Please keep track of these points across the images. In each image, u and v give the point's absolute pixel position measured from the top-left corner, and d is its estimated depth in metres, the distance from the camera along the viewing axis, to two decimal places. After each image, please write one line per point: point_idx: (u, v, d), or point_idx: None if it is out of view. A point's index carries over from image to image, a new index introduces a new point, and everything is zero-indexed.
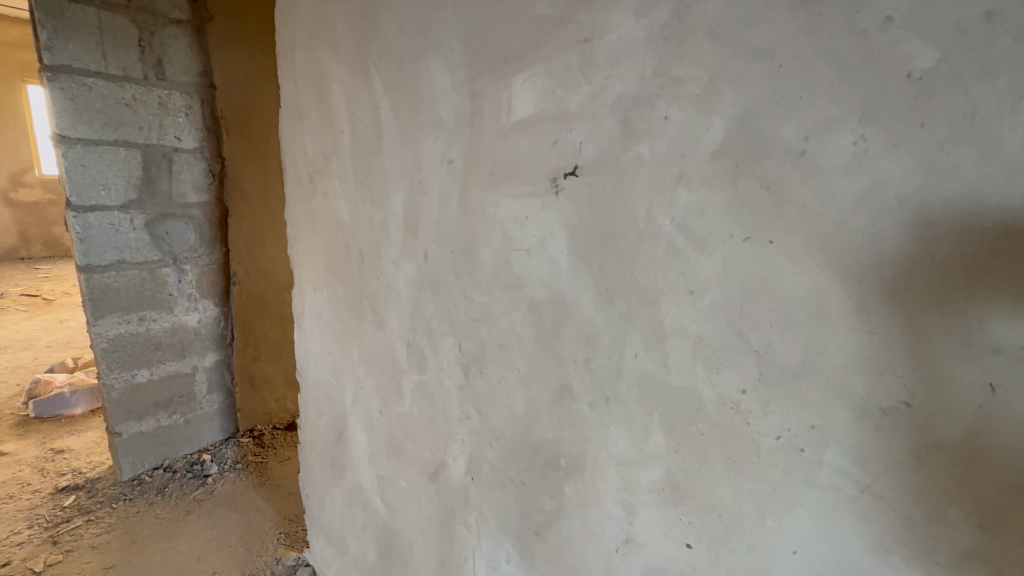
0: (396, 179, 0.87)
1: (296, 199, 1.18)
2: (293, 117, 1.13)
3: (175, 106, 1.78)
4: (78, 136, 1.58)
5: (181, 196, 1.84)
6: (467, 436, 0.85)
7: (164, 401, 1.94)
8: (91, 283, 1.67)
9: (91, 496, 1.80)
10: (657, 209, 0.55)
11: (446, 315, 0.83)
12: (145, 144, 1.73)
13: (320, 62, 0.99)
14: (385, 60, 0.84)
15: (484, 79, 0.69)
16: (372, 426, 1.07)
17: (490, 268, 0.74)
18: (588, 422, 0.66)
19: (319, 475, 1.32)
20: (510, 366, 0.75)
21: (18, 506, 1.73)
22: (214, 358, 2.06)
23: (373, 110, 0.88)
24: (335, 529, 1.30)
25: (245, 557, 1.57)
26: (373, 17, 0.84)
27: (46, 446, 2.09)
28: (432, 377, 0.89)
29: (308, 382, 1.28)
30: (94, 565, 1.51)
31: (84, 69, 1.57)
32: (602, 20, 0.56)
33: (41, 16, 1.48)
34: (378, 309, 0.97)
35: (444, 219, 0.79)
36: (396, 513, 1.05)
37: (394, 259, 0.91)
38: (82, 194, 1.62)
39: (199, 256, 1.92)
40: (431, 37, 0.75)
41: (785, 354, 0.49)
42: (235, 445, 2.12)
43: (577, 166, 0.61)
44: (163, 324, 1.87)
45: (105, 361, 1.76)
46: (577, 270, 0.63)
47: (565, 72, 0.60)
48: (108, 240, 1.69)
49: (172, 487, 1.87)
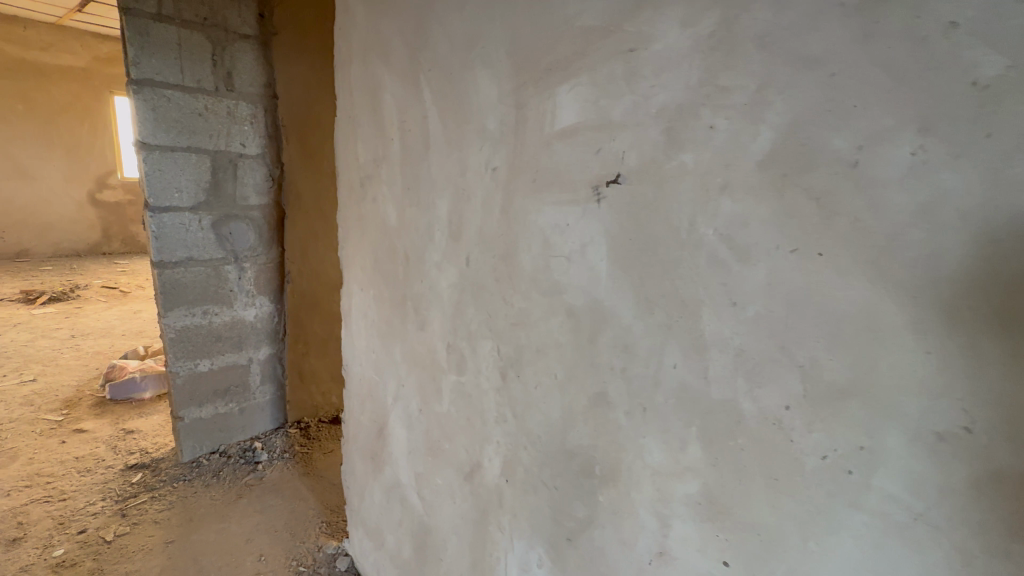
0: (442, 186, 0.90)
1: (348, 204, 1.24)
2: (348, 125, 1.19)
3: (241, 115, 1.90)
4: (157, 143, 1.73)
5: (244, 199, 1.97)
6: (503, 438, 0.86)
7: (222, 390, 2.07)
8: (162, 277, 1.82)
9: (155, 475, 1.94)
10: (699, 219, 0.54)
11: (485, 318, 0.85)
12: (213, 151, 1.86)
13: (374, 74, 1.04)
14: (435, 72, 0.87)
15: (529, 89, 0.71)
16: (412, 423, 1.10)
17: (530, 273, 0.75)
18: (624, 431, 0.66)
19: (360, 469, 1.37)
20: (547, 371, 0.76)
21: (94, 480, 1.90)
22: (268, 352, 2.18)
23: (422, 118, 0.92)
24: (373, 522, 1.35)
25: (290, 542, 1.65)
26: (424, 32, 0.88)
27: (119, 427, 2.29)
28: (470, 379, 0.91)
29: (352, 378, 1.33)
30: (157, 539, 1.63)
31: (163, 82, 1.71)
32: (647, 30, 0.56)
33: (130, 35, 1.63)
34: (421, 309, 1.01)
35: (487, 225, 0.81)
36: (431, 509, 1.08)
37: (437, 262, 0.94)
38: (159, 196, 1.77)
39: (257, 255, 2.05)
40: (479, 49, 0.78)
41: (832, 372, 0.47)
42: (284, 436, 2.24)
43: (620, 174, 0.61)
44: (224, 318, 2.00)
45: (172, 350, 1.90)
46: (617, 278, 0.64)
47: (608, 82, 0.61)
48: (179, 238, 1.83)
49: (226, 471, 2.00)
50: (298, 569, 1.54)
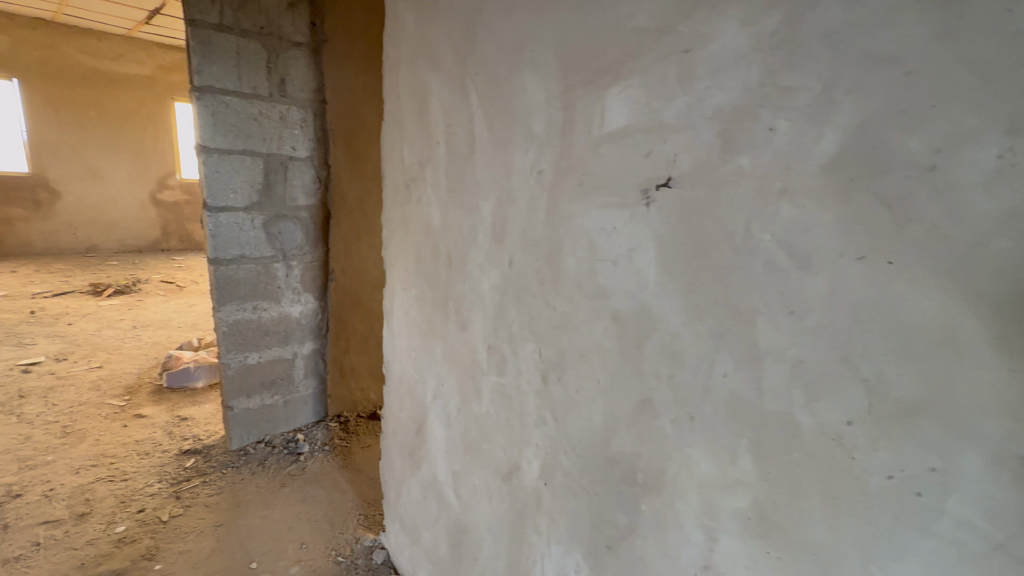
0: (487, 189, 0.91)
1: (392, 205, 1.27)
2: (394, 129, 1.22)
3: (292, 119, 1.99)
4: (215, 147, 1.83)
5: (293, 200, 2.05)
6: (542, 441, 0.86)
7: (268, 382, 2.16)
8: (217, 273, 1.92)
9: (207, 461, 2.05)
10: (756, 224, 0.53)
11: (527, 321, 0.85)
12: (266, 154, 1.95)
13: (421, 79, 1.07)
14: (483, 75, 0.88)
15: (577, 92, 0.71)
16: (450, 422, 1.12)
17: (575, 277, 0.75)
18: (669, 440, 0.65)
19: (398, 465, 1.40)
20: (589, 376, 0.75)
21: (152, 462, 2.03)
22: (312, 347, 2.26)
23: (468, 121, 0.93)
24: (409, 518, 1.38)
25: (329, 532, 1.70)
26: (472, 36, 0.89)
27: (174, 414, 2.43)
28: (511, 381, 0.91)
29: (393, 375, 1.36)
30: (207, 522, 1.72)
31: (223, 89, 1.81)
32: (704, 31, 0.55)
33: (194, 45, 1.73)
34: (462, 310, 1.02)
35: (531, 228, 0.82)
36: (468, 508, 1.09)
37: (480, 264, 0.95)
38: (216, 197, 1.86)
39: (304, 254, 2.13)
40: (527, 52, 0.78)
41: (901, 387, 0.44)
42: (325, 429, 2.31)
43: (671, 177, 0.60)
44: (272, 313, 2.09)
45: (224, 343, 2.00)
46: (665, 283, 0.62)
47: (661, 83, 0.60)
48: (233, 237, 1.92)
49: (270, 460, 2.08)
50: (336, 559, 1.59)
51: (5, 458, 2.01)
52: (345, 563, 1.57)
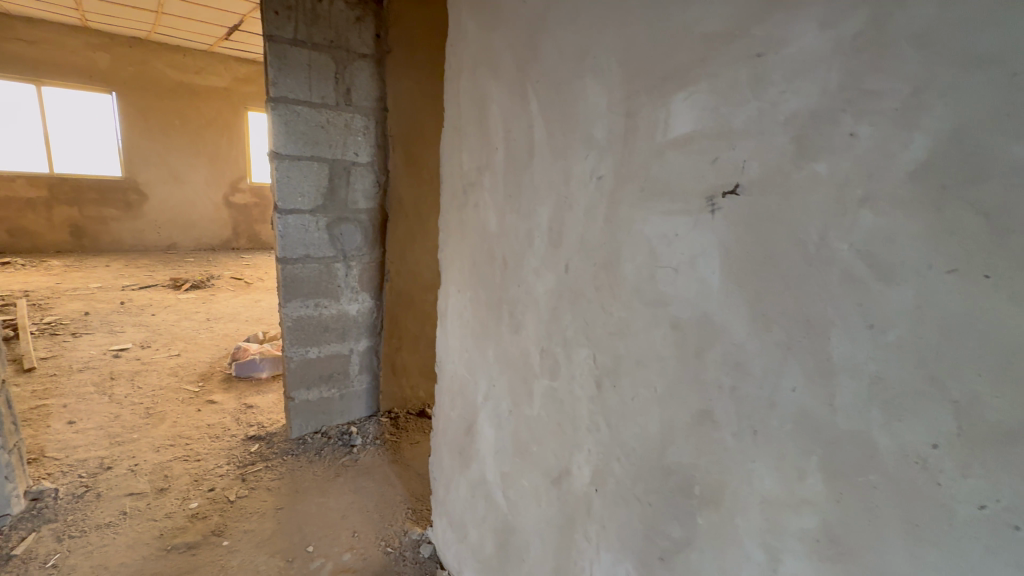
0: (545, 194, 0.92)
1: (449, 209, 1.31)
2: (454, 135, 1.25)
3: (356, 127, 2.09)
4: (286, 153, 1.95)
5: (354, 203, 2.15)
6: (594, 447, 0.86)
7: (326, 376, 2.27)
8: (284, 271, 2.04)
9: (269, 447, 2.19)
10: (832, 233, 0.51)
11: (582, 326, 0.86)
12: (331, 159, 2.06)
13: (482, 87, 1.09)
14: (544, 83, 0.89)
15: (641, 98, 0.70)
16: (501, 423, 1.13)
17: (633, 283, 0.74)
18: (731, 454, 0.63)
19: (447, 462, 1.43)
20: (646, 384, 0.74)
21: (222, 446, 2.19)
22: (367, 344, 2.35)
23: (528, 128, 0.95)
24: (456, 515, 1.41)
25: (379, 523, 1.77)
26: (535, 44, 0.91)
27: (241, 401, 2.61)
28: (563, 385, 0.92)
29: (445, 374, 1.40)
30: (269, 505, 1.83)
31: (295, 99, 1.93)
32: (779, 34, 0.53)
33: (271, 59, 1.86)
34: (516, 313, 1.04)
35: (589, 234, 0.82)
36: (516, 509, 1.10)
37: (536, 268, 0.96)
38: (286, 200, 1.99)
39: (362, 255, 2.22)
40: (591, 59, 0.78)
41: (997, 410, 0.41)
42: (376, 423, 2.40)
43: (739, 184, 0.59)
44: (332, 310, 2.20)
45: (289, 337, 2.13)
46: (729, 293, 0.61)
47: (730, 89, 0.59)
48: (299, 238, 2.05)
49: (326, 450, 2.19)
50: (386, 549, 1.65)
51: (98, 433, 2.23)
52: (394, 554, 1.63)
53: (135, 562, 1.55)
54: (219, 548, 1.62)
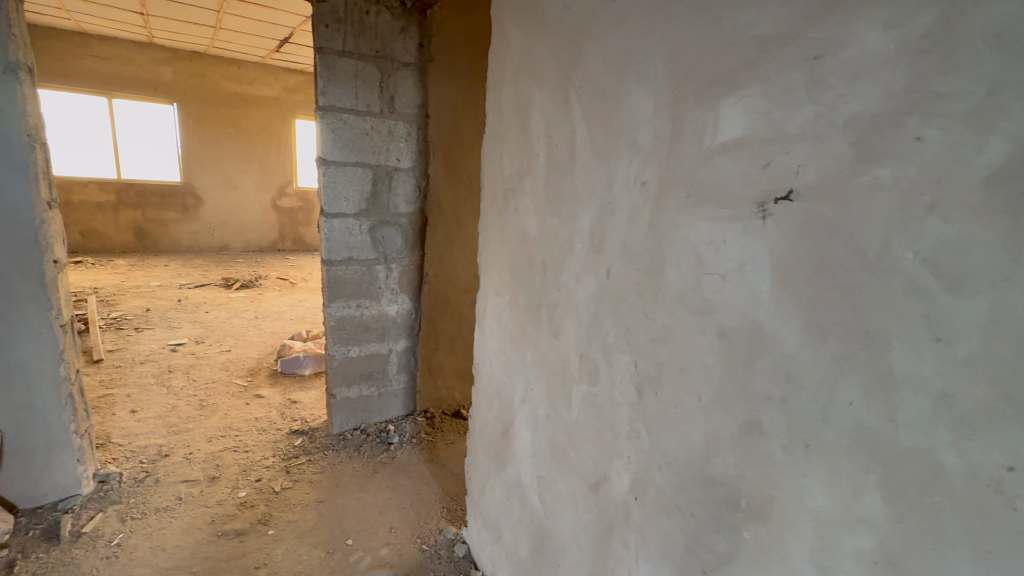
0: (586, 199, 0.92)
1: (489, 213, 1.32)
2: (495, 141, 1.27)
3: (399, 133, 2.15)
4: (333, 159, 2.03)
5: (395, 207, 2.21)
6: (634, 455, 0.85)
7: (366, 375, 2.34)
8: (329, 273, 2.12)
9: (312, 441, 2.27)
10: (895, 241, 0.48)
11: (623, 332, 0.85)
12: (375, 165, 2.12)
13: (524, 93, 1.11)
14: (588, 89, 0.90)
15: (689, 102, 0.70)
16: (538, 427, 1.14)
17: (677, 290, 0.73)
18: (780, 467, 0.61)
19: (482, 463, 1.45)
20: (689, 392, 0.73)
21: (268, 438, 2.29)
22: (405, 345, 2.41)
23: (571, 133, 0.95)
24: (491, 516, 1.42)
25: (415, 520, 1.80)
26: (578, 50, 0.91)
27: (286, 396, 2.72)
28: (603, 391, 0.91)
29: (482, 377, 1.41)
30: (311, 497, 1.90)
31: (342, 107, 2.01)
32: (838, 36, 0.52)
33: (321, 69, 1.94)
34: (555, 317, 1.04)
35: (632, 239, 0.81)
36: (553, 514, 1.10)
37: (576, 273, 0.96)
38: (332, 204, 2.06)
39: (403, 257, 2.28)
40: (636, 64, 0.78)
41: None
42: (413, 422, 2.46)
43: (792, 190, 0.57)
44: (373, 311, 2.27)
45: (332, 336, 2.20)
46: (780, 301, 0.59)
47: (785, 92, 0.57)
48: (344, 240, 2.12)
49: (364, 447, 2.25)
50: (422, 546, 1.68)
51: (157, 423, 2.38)
52: (429, 552, 1.66)
53: (189, 545, 1.64)
54: (265, 536, 1.69)
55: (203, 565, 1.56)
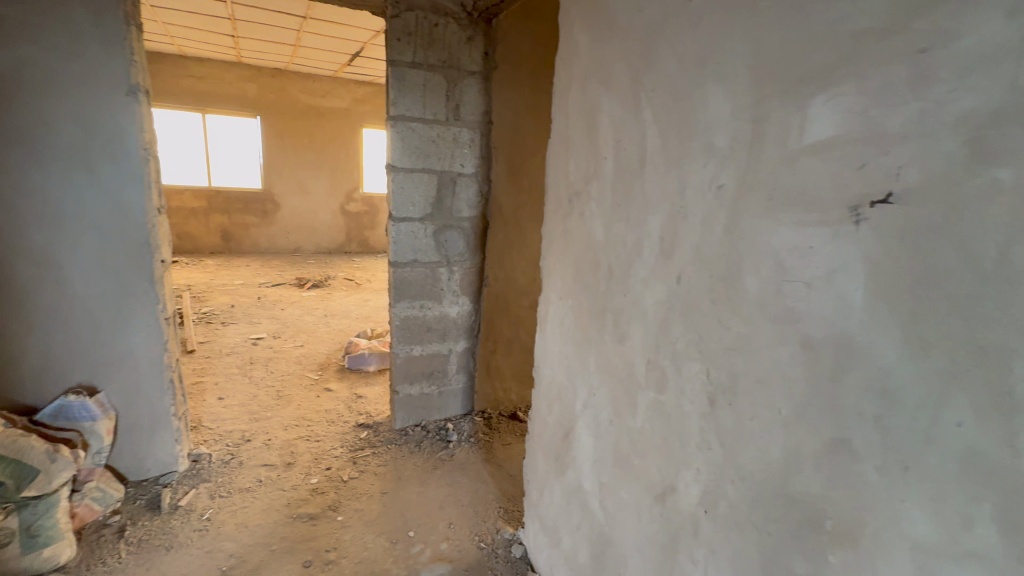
0: (656, 203, 0.91)
1: (553, 218, 1.33)
2: (560, 146, 1.28)
3: (463, 140, 2.22)
4: (401, 166, 2.12)
5: (458, 211, 2.28)
6: (704, 467, 0.82)
7: (427, 374, 2.42)
8: (395, 274, 2.22)
9: (376, 435, 2.38)
10: (1016, 248, 0.44)
11: (694, 339, 0.83)
12: (440, 171, 2.20)
13: (592, 98, 1.11)
14: (660, 92, 0.88)
15: (772, 102, 0.67)
16: (601, 433, 1.13)
17: (756, 297, 0.71)
18: (873, 490, 0.57)
19: (541, 466, 1.45)
20: (768, 404, 0.70)
21: (337, 430, 2.43)
22: (465, 345, 2.47)
23: (640, 137, 0.95)
24: (550, 520, 1.42)
25: (473, 518, 1.84)
26: (650, 53, 0.91)
27: (353, 391, 2.87)
28: (671, 399, 0.89)
29: (542, 380, 1.42)
30: (376, 488, 1.99)
31: (411, 116, 2.10)
32: (949, 26, 0.48)
33: (392, 81, 2.04)
34: (621, 323, 1.03)
35: (706, 245, 0.79)
36: (614, 522, 1.09)
37: (644, 278, 0.95)
38: (400, 209, 2.16)
39: (464, 260, 2.34)
40: (713, 65, 0.76)
41: None
42: (471, 422, 2.51)
43: (891, 193, 0.54)
44: (435, 312, 2.35)
45: (397, 335, 2.30)
46: (875, 312, 0.56)
47: (884, 89, 0.54)
48: (409, 244, 2.21)
49: (425, 443, 2.33)
50: (480, 544, 1.71)
51: (241, 410, 2.60)
52: (487, 549, 1.69)
53: (268, 524, 1.78)
54: (334, 521, 1.80)
55: (280, 544, 1.68)
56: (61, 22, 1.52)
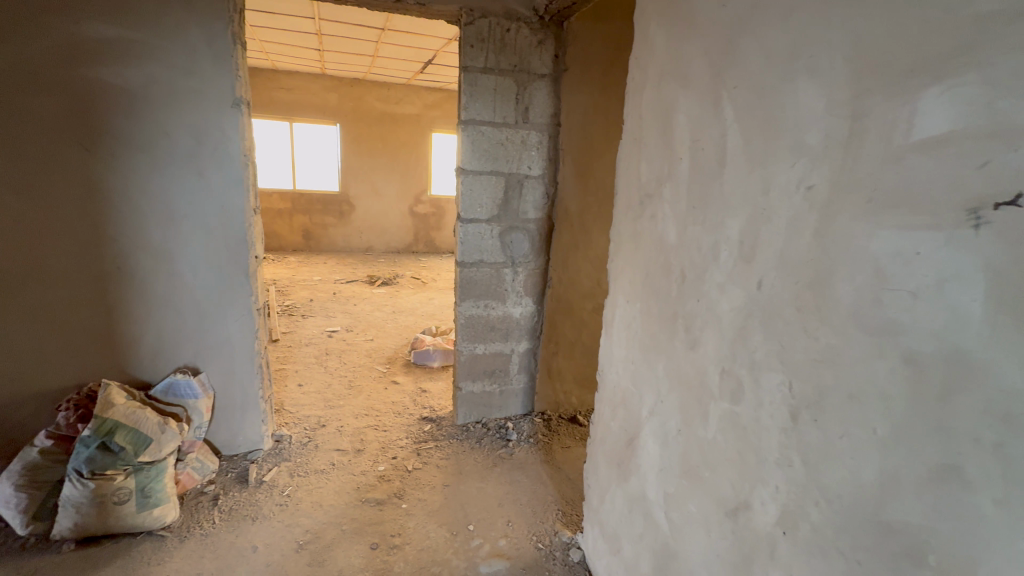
0: (736, 206, 0.87)
1: (622, 220, 1.31)
2: (632, 147, 1.25)
3: (531, 142, 2.24)
4: (470, 168, 2.18)
5: (524, 213, 2.30)
6: (784, 485, 0.78)
7: (489, 373, 2.46)
8: (462, 274, 2.28)
9: (439, 429, 2.46)
10: None
11: (776, 348, 0.78)
12: (507, 173, 2.23)
13: (668, 97, 1.08)
14: (745, 88, 0.84)
15: (874, 97, 0.62)
16: (668, 442, 1.10)
17: (849, 307, 0.66)
18: (990, 526, 0.51)
19: (603, 471, 1.43)
20: (861, 423, 0.65)
21: (402, 422, 2.54)
22: (527, 346, 2.48)
23: (720, 136, 0.91)
24: (610, 527, 1.40)
25: (532, 517, 1.85)
26: (734, 49, 0.87)
27: (418, 385, 2.99)
28: (748, 411, 0.85)
29: (606, 384, 1.40)
30: (438, 480, 2.06)
31: (481, 120, 2.15)
32: None
33: (464, 86, 2.10)
34: (693, 329, 0.99)
35: (792, 249, 0.75)
36: (680, 535, 1.05)
37: (720, 283, 0.91)
38: (468, 210, 2.22)
39: (529, 262, 2.36)
40: (806, 59, 0.72)
41: None
42: (531, 422, 2.52)
43: (1021, 194, 0.48)
44: (499, 312, 2.39)
45: (462, 333, 2.36)
46: (996, 326, 0.50)
47: (1015, 78, 0.48)
48: (476, 244, 2.26)
49: (485, 440, 2.37)
50: (538, 544, 1.72)
51: (317, 397, 2.79)
52: (545, 551, 1.69)
53: (340, 505, 1.90)
54: (399, 508, 1.88)
55: (350, 525, 1.79)
56: (180, 44, 1.72)
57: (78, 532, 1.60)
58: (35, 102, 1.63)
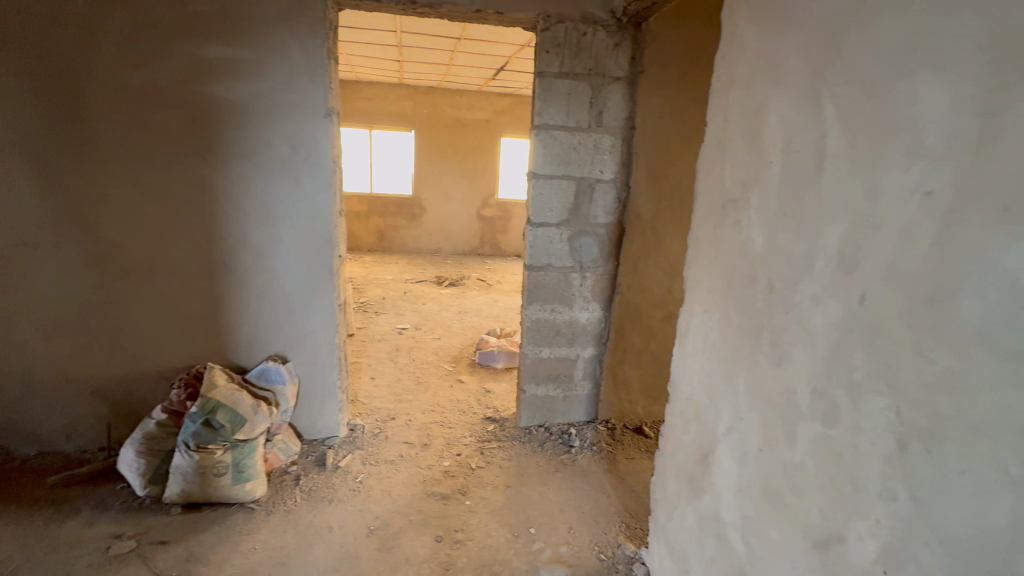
0: (836, 213, 0.80)
1: (701, 226, 1.26)
2: (714, 150, 1.20)
3: (604, 146, 2.21)
4: (542, 173, 2.19)
5: (595, 218, 2.28)
6: (888, 520, 0.71)
7: (554, 377, 2.45)
8: (530, 277, 2.29)
9: (502, 429, 2.49)
10: None
11: (880, 369, 0.71)
12: (579, 177, 2.22)
13: (759, 97, 1.02)
14: (849, 86, 0.78)
15: (1014, 92, 0.55)
16: (747, 461, 1.03)
17: (977, 329, 0.59)
18: None
19: (672, 486, 1.38)
20: (989, 458, 0.58)
21: (467, 420, 2.60)
22: (592, 352, 2.45)
23: (819, 138, 0.85)
24: (678, 545, 1.35)
25: (594, 527, 1.82)
26: (838, 44, 0.81)
27: (482, 386, 3.05)
28: (844, 437, 0.78)
29: (678, 396, 1.35)
30: (500, 480, 2.09)
31: (555, 125, 2.15)
32: None
33: (538, 92, 2.12)
34: (780, 344, 0.93)
35: (903, 261, 0.68)
36: (759, 562, 0.99)
37: (814, 295, 0.85)
38: (537, 214, 2.23)
39: (597, 267, 2.33)
40: (928, 51, 0.65)
41: None
42: (594, 430, 2.48)
43: None
44: (565, 316, 2.37)
45: (528, 336, 2.37)
46: None
47: None
48: (545, 248, 2.27)
49: (547, 444, 2.37)
50: (600, 555, 1.69)
51: (388, 390, 2.93)
52: (607, 562, 1.66)
53: (407, 496, 1.98)
54: (463, 505, 1.93)
55: (417, 516, 1.86)
56: (283, 61, 1.89)
57: (184, 497, 1.80)
58: (166, 118, 1.87)
